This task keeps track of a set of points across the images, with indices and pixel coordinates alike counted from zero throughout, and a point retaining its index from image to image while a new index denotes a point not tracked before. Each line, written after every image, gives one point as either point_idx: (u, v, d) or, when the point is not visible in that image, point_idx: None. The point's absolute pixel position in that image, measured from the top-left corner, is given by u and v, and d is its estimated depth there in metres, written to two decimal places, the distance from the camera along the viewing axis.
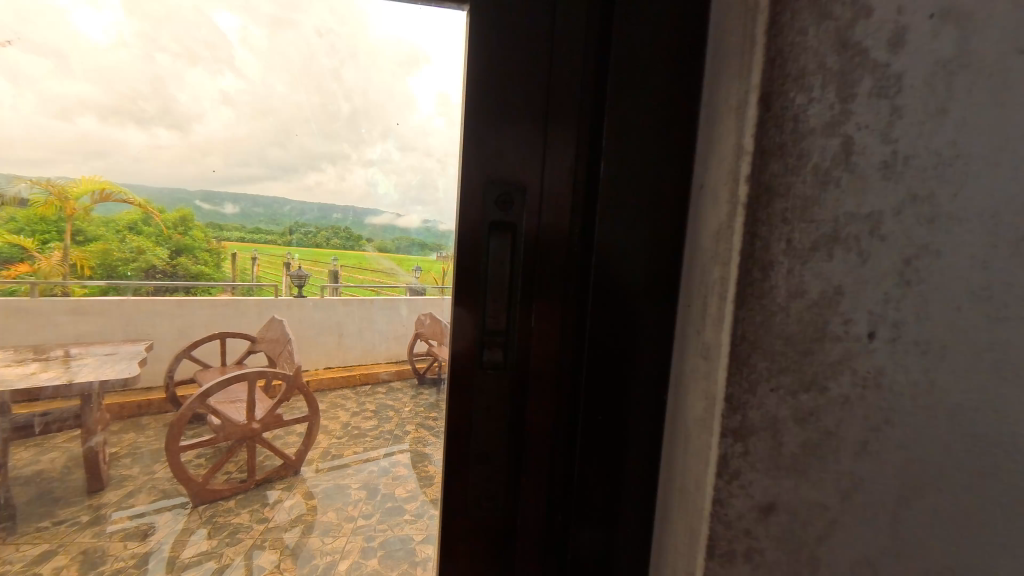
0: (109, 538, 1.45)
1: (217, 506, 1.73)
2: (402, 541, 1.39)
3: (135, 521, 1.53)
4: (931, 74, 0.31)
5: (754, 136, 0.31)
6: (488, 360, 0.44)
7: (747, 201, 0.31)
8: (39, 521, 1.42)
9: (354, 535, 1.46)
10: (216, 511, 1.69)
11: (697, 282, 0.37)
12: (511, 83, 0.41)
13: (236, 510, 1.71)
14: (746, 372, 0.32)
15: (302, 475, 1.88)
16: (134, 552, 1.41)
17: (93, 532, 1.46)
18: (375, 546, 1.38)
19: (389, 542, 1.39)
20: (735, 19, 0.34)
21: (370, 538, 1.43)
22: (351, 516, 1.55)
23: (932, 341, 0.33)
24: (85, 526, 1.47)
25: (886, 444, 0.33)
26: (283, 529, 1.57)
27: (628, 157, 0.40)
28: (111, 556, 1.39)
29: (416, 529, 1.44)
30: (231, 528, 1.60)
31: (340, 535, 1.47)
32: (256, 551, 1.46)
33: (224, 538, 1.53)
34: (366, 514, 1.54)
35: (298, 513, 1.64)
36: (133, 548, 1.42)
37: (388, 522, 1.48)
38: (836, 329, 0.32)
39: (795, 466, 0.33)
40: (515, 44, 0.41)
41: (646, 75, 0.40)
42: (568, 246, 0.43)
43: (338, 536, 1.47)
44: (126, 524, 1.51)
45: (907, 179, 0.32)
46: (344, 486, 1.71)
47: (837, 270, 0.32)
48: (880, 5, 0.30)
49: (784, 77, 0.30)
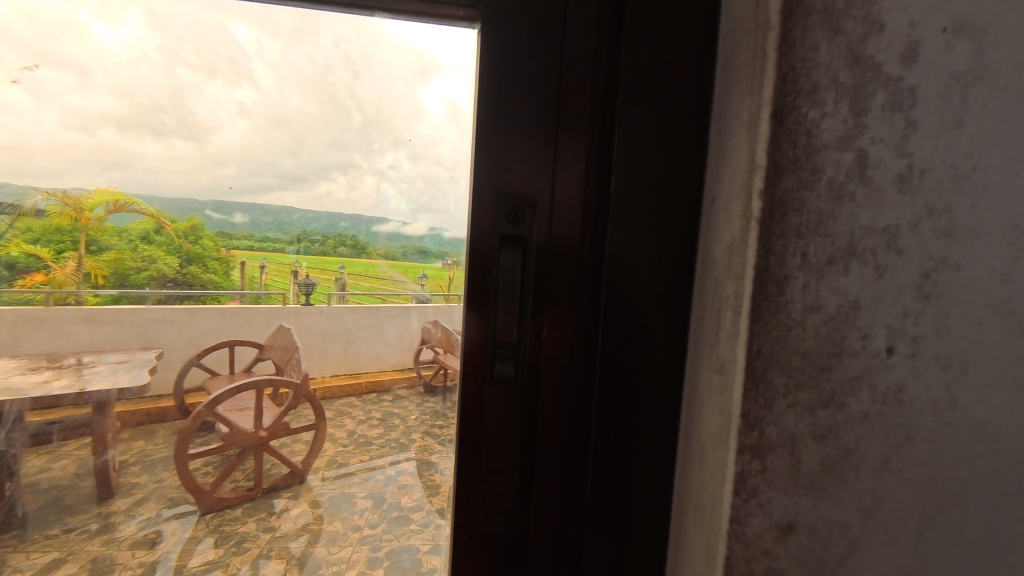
0: (117, 546, 1.46)
1: (223, 514, 1.76)
2: (409, 550, 1.36)
3: (144, 530, 1.54)
4: (946, 87, 0.31)
5: (767, 151, 0.31)
6: (499, 373, 0.44)
7: (761, 215, 0.31)
8: (49, 527, 1.38)
9: (360, 545, 1.44)
10: (223, 520, 1.72)
11: (711, 296, 0.37)
12: (523, 99, 0.42)
13: (242, 518, 1.73)
14: (763, 388, 0.32)
15: (308, 483, 1.93)
16: (143, 561, 1.42)
17: (103, 540, 1.47)
18: (382, 556, 1.34)
19: (396, 551, 1.35)
20: (745, 35, 0.35)
21: (375, 549, 1.38)
22: (357, 526, 1.53)
23: (953, 356, 0.32)
24: (95, 534, 1.47)
25: (908, 462, 0.32)
26: (288, 538, 1.57)
27: (640, 171, 0.41)
28: (121, 565, 1.40)
29: (422, 540, 1.41)
30: (238, 537, 1.61)
31: (346, 544, 1.46)
32: (261, 561, 1.46)
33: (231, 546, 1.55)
34: (372, 524, 1.52)
35: (304, 522, 1.65)
36: (142, 557, 1.42)
37: (395, 531, 1.44)
38: (854, 344, 0.32)
39: (815, 484, 0.32)
40: (527, 60, 0.41)
41: (656, 88, 0.40)
42: (579, 258, 0.43)
43: (343, 545, 1.45)
44: (136, 533, 1.52)
45: (923, 192, 0.31)
46: (351, 494, 1.70)
47: (854, 284, 0.31)
48: (893, 21, 0.30)
49: (797, 92, 0.30)
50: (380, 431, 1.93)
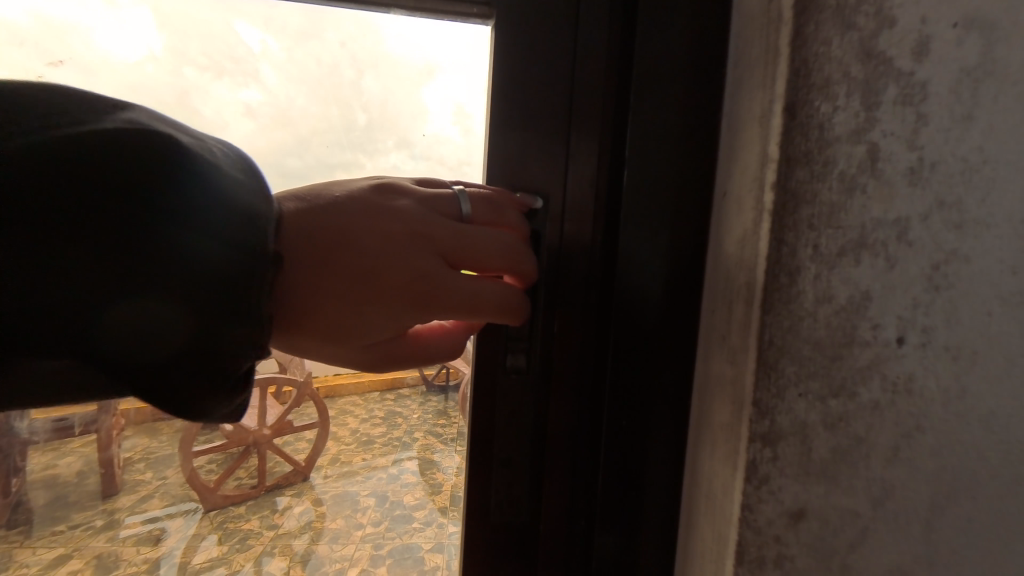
0: (121, 542, 1.62)
1: (228, 513, 1.80)
2: (411, 549, 1.49)
3: (147, 526, 1.68)
4: (957, 82, 0.31)
5: (779, 145, 0.32)
6: (512, 365, 0.45)
7: (773, 208, 0.32)
8: (54, 526, 1.64)
9: (362, 543, 1.59)
10: (227, 517, 1.78)
11: (722, 287, 0.37)
12: (536, 95, 0.43)
13: (246, 516, 1.79)
14: (775, 378, 0.32)
15: (312, 481, 1.93)
16: (147, 557, 1.58)
17: (107, 536, 1.64)
18: (382, 555, 1.50)
19: (397, 550, 1.50)
20: (756, 32, 0.35)
21: (378, 546, 1.55)
22: (359, 524, 1.66)
23: (962, 348, 0.33)
24: (100, 530, 1.65)
25: (918, 451, 0.33)
26: (293, 535, 1.68)
27: (650, 165, 0.41)
28: (126, 560, 1.57)
29: (425, 538, 1.52)
30: (241, 534, 1.71)
31: (348, 543, 1.60)
32: (266, 558, 1.59)
33: (235, 544, 1.66)
34: (374, 522, 1.66)
35: (307, 519, 1.73)
36: (146, 553, 1.59)
37: (398, 530, 1.59)
38: (865, 334, 0.32)
39: (825, 472, 0.33)
40: (540, 56, 0.42)
41: (666, 84, 0.40)
42: (588, 253, 0.45)
43: (346, 544, 1.60)
44: (139, 528, 1.67)
45: (933, 186, 0.32)
46: (355, 493, 1.80)
47: (865, 276, 0.32)
48: (904, 16, 0.31)
49: (809, 86, 0.31)
50: (382, 430, 1.93)
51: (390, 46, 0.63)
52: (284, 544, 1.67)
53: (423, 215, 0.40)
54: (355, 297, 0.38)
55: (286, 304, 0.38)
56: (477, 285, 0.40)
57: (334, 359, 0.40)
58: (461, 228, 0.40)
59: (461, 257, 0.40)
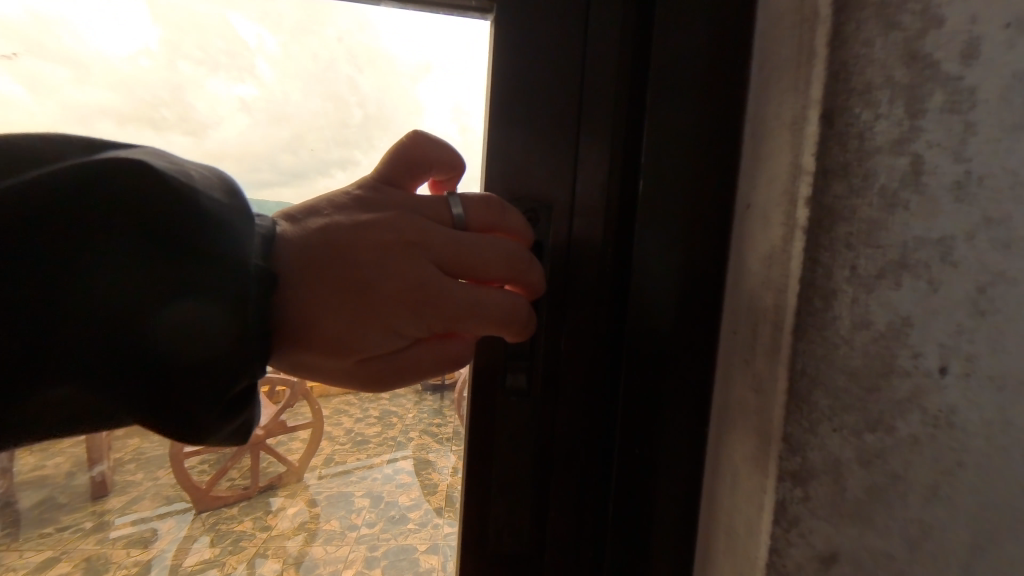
0: (111, 544, 1.81)
1: (220, 514, 2.02)
2: (405, 551, 1.66)
3: (136, 528, 1.87)
4: (1009, 86, 0.28)
5: (816, 156, 0.29)
6: (511, 384, 0.42)
7: (807, 225, 0.29)
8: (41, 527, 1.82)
9: (356, 544, 1.79)
10: (219, 519, 1.99)
11: (746, 305, 0.35)
12: (541, 95, 0.40)
13: (238, 518, 2.00)
14: (808, 411, 0.29)
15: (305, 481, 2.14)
16: (137, 560, 1.76)
17: (97, 537, 1.84)
18: (377, 556, 1.69)
19: (390, 552, 1.69)
20: (786, 30, 0.32)
21: (373, 549, 1.73)
22: (353, 525, 1.87)
23: (1009, 377, 0.30)
24: (90, 532, 1.85)
25: (958, 489, 0.30)
26: (285, 537, 1.89)
27: (671, 169, 0.38)
28: (116, 562, 1.75)
29: (420, 539, 1.71)
30: (233, 536, 1.90)
31: (343, 544, 1.80)
32: (258, 560, 1.78)
33: (226, 545, 1.85)
34: (367, 523, 1.86)
35: (302, 521, 1.95)
36: (135, 556, 1.77)
37: (390, 531, 1.77)
38: (905, 363, 0.29)
39: (859, 513, 0.30)
40: (544, 54, 0.40)
41: (684, 84, 0.37)
42: (602, 262, 0.41)
43: (340, 546, 1.80)
44: (129, 529, 1.85)
45: (980, 202, 0.29)
46: (348, 495, 2.00)
47: (905, 300, 0.29)
48: (953, 15, 0.28)
49: (848, 92, 0.28)
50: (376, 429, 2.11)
51: (389, 58, 0.65)
52: (277, 545, 1.87)
53: (414, 219, 0.37)
54: (347, 310, 0.36)
55: (283, 322, 0.36)
56: (478, 293, 0.37)
57: (331, 375, 0.38)
58: (458, 233, 0.37)
59: (458, 266, 0.37)
